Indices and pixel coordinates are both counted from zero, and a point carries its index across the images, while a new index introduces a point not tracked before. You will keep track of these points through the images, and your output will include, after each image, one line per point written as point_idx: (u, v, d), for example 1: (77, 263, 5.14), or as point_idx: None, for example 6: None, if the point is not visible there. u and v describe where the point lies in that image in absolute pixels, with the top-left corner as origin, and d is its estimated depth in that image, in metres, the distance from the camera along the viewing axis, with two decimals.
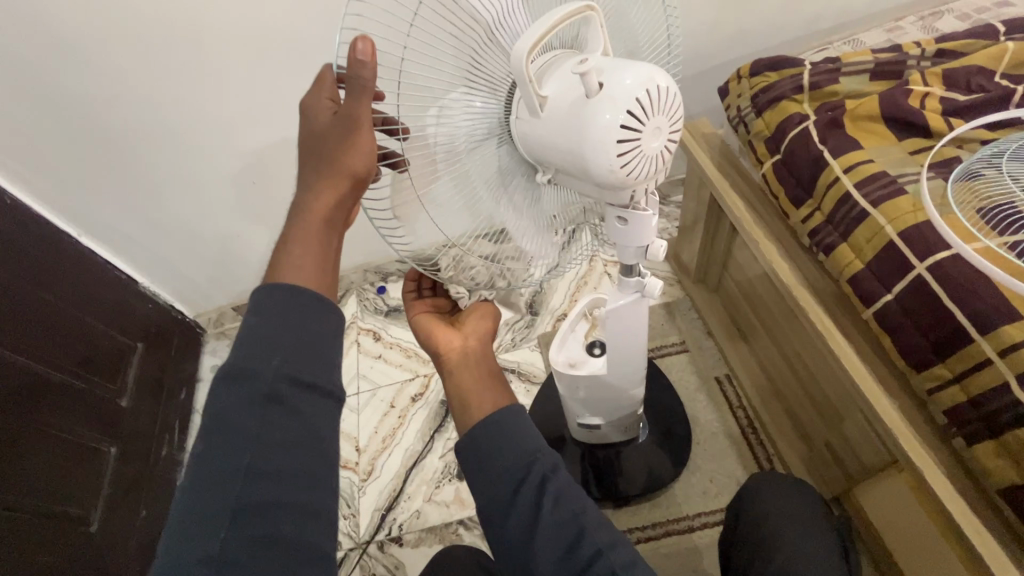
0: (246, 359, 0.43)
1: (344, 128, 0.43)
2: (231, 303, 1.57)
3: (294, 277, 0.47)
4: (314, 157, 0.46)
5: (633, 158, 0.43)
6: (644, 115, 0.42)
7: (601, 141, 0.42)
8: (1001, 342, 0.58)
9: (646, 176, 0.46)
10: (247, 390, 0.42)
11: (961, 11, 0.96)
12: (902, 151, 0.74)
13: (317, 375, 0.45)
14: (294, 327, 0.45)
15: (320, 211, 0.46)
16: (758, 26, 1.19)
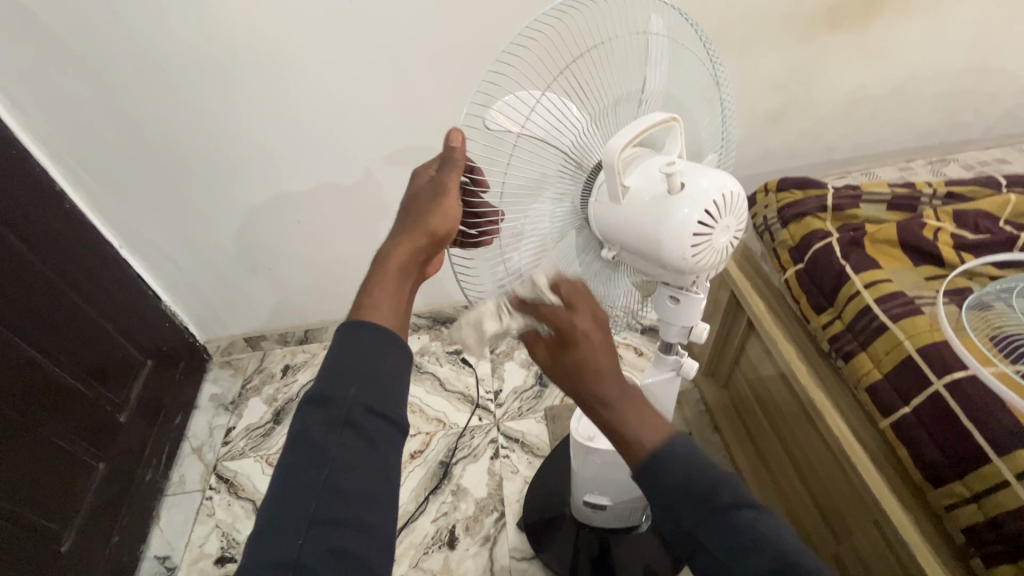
0: (329, 386, 0.46)
1: (433, 191, 0.50)
2: (244, 333, 1.58)
3: (372, 316, 0.48)
4: (404, 214, 0.51)
5: (703, 250, 0.49)
6: (716, 215, 0.48)
7: (678, 232, 0.48)
8: (1017, 467, 0.60)
9: (709, 266, 0.51)
10: (328, 415, 0.45)
11: (966, 161, 1.08)
12: (917, 276, 0.81)
13: (389, 407, 0.46)
14: (373, 360, 0.47)
15: (398, 258, 0.49)
16: (781, 148, 1.32)
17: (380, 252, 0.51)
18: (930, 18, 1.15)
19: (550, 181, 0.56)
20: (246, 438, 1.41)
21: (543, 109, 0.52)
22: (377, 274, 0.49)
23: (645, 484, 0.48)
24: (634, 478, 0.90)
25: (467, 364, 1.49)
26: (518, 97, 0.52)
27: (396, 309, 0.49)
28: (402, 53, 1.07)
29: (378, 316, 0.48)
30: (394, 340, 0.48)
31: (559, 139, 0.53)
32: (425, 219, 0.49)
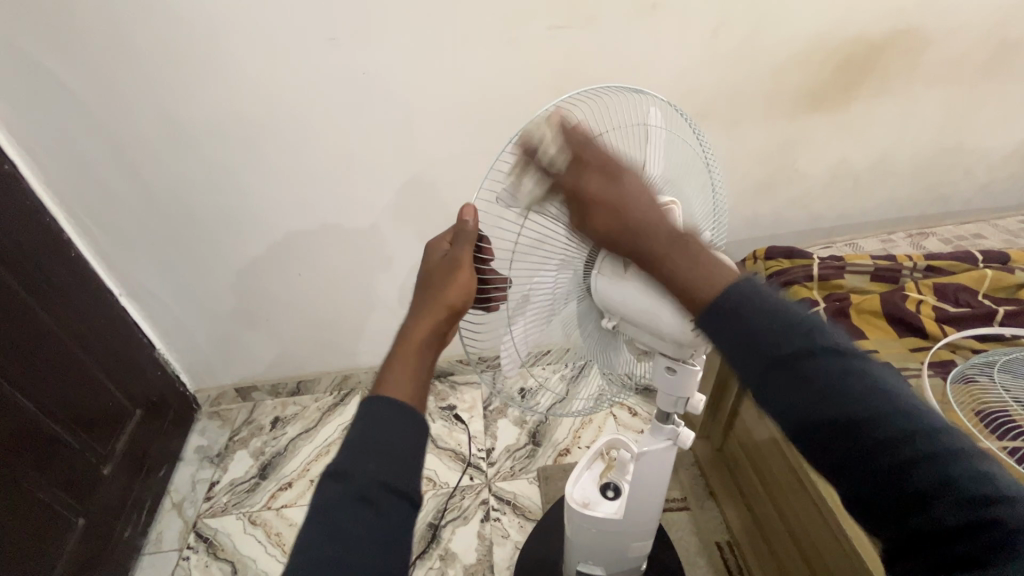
0: (349, 463, 0.47)
1: (448, 267, 0.53)
2: (235, 383, 1.57)
3: (391, 393, 0.50)
4: (421, 292, 0.54)
5: (698, 324, 0.51)
6: None
7: (677, 309, 0.50)
8: None
9: (704, 340, 0.53)
10: (344, 489, 0.46)
11: (944, 235, 1.13)
12: (904, 346, 0.84)
13: (406, 483, 0.48)
14: (394, 438, 0.48)
15: (420, 334, 0.52)
16: (769, 216, 1.37)
17: (402, 329, 0.53)
18: (902, 102, 1.23)
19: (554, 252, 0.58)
20: (229, 493, 1.37)
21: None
22: (400, 351, 0.52)
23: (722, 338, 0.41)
24: (628, 547, 0.88)
25: (459, 420, 1.47)
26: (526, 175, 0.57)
27: (414, 384, 0.51)
28: (409, 121, 1.13)
29: (402, 392, 0.51)
30: (415, 414, 0.50)
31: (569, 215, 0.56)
32: (442, 294, 0.52)
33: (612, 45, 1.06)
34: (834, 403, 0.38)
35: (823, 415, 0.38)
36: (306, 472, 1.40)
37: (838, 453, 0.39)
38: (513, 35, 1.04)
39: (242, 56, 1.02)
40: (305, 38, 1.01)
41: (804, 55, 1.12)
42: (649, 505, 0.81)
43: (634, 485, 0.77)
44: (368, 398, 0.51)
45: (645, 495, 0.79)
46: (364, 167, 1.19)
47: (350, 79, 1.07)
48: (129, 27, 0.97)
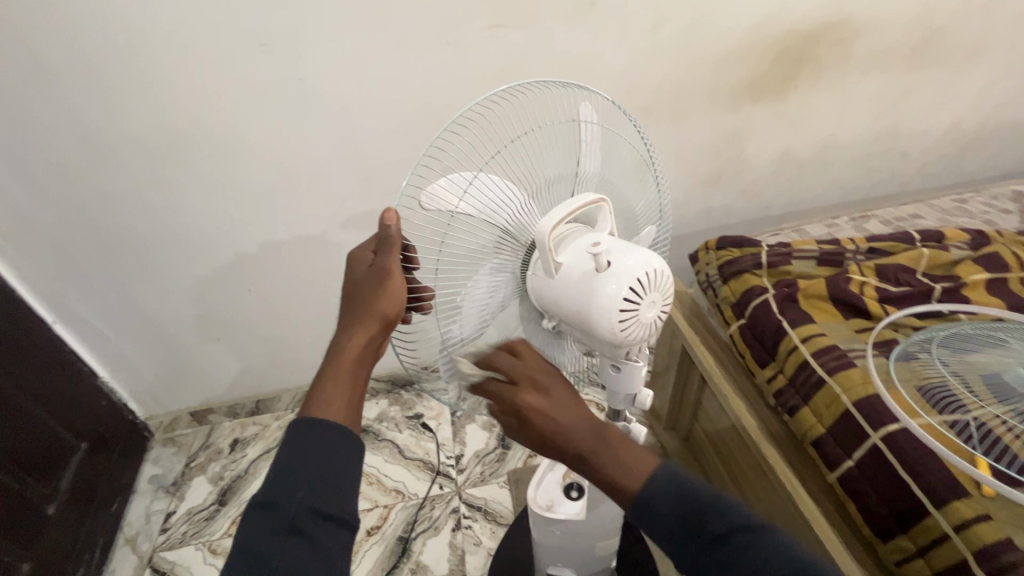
0: (275, 492, 0.46)
1: (378, 277, 0.51)
2: (188, 408, 1.50)
3: (323, 412, 0.49)
4: (351, 304, 0.51)
5: (631, 323, 0.50)
6: (642, 291, 0.49)
7: (607, 308, 0.49)
8: (955, 519, 0.62)
9: (640, 339, 0.52)
10: (272, 520, 0.45)
11: (884, 217, 1.16)
12: (849, 328, 0.85)
13: (334, 507, 0.47)
14: (325, 465, 0.47)
15: (352, 350, 0.50)
16: (721, 206, 1.40)
17: (334, 344, 0.51)
18: (839, 91, 1.27)
19: (486, 255, 0.57)
20: (188, 522, 1.30)
21: (478, 190, 0.54)
22: (332, 367, 0.50)
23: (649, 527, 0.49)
24: (594, 546, 0.88)
25: (427, 429, 1.45)
26: (454, 174, 0.53)
27: (350, 400, 0.50)
28: (353, 128, 1.10)
29: (334, 413, 0.49)
30: (348, 434, 0.49)
31: (500, 219, 0.55)
32: (372, 305, 0.50)
33: (554, 44, 1.06)
34: (699, 534, 0.47)
35: None
36: None
37: None
38: (454, 36, 1.02)
39: (168, 68, 0.97)
40: (234, 47, 0.97)
41: (741, 49, 1.14)
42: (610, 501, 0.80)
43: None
44: (297, 420, 0.49)
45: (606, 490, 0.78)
46: (310, 176, 1.15)
47: (288, 86, 1.03)
48: (41, 41, 0.91)
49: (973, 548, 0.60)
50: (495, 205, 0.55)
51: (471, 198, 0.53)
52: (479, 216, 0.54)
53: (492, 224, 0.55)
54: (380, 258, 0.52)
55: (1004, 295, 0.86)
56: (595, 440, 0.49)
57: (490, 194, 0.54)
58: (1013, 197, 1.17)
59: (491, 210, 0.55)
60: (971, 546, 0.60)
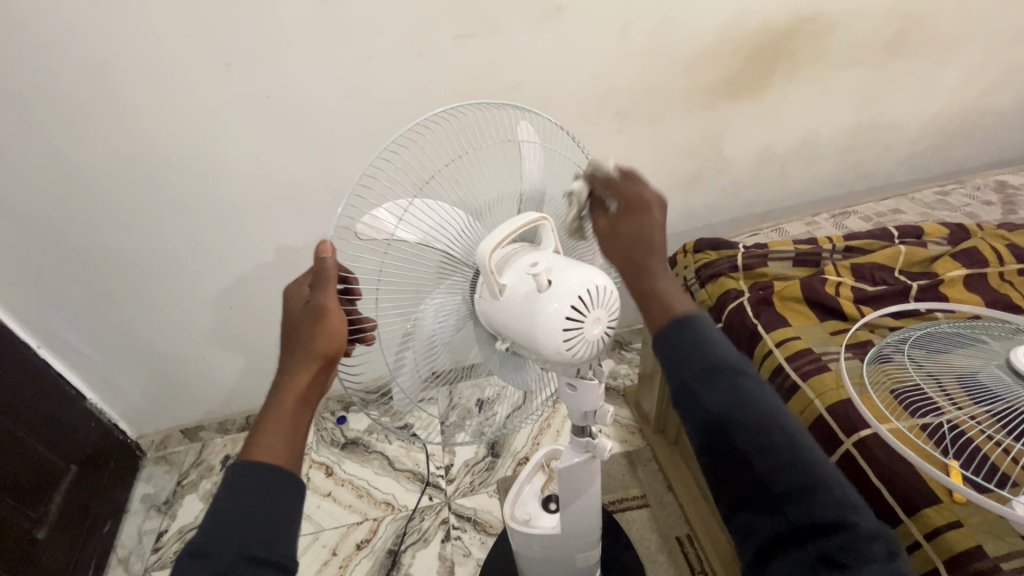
0: (211, 538, 0.45)
1: (314, 316, 0.50)
2: (179, 425, 1.51)
3: (267, 453, 0.49)
4: (290, 345, 0.51)
5: (576, 341, 0.50)
6: (585, 308, 0.49)
7: (550, 329, 0.48)
8: (926, 527, 0.60)
9: (588, 356, 0.52)
10: (203, 567, 0.44)
11: (865, 213, 1.15)
12: (824, 331, 0.84)
13: (275, 551, 0.46)
14: (263, 509, 0.47)
15: (295, 392, 0.50)
16: (703, 207, 1.38)
17: (277, 384, 0.51)
18: (817, 86, 1.26)
19: (430, 285, 0.57)
20: (179, 541, 1.31)
21: (415, 214, 0.53)
22: (275, 408, 0.50)
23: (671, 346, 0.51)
24: (575, 558, 0.87)
25: (416, 440, 1.45)
26: (391, 201, 0.52)
27: (294, 440, 0.51)
28: (325, 143, 1.10)
29: (277, 453, 0.49)
30: (294, 476, 0.50)
31: (439, 243, 0.54)
32: (312, 345, 0.49)
33: (523, 52, 1.05)
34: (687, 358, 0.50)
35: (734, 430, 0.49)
36: None
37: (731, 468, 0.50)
38: (420, 47, 1.01)
39: (136, 91, 0.97)
40: (199, 68, 0.97)
41: (713, 49, 1.13)
42: (585, 513, 0.79)
43: (572, 496, 0.77)
44: (239, 463, 0.49)
45: (581, 502, 0.78)
46: (283, 193, 1.15)
47: (257, 105, 1.02)
48: (8, 70, 0.92)
49: (943, 556, 0.58)
50: (436, 229, 0.54)
51: (410, 222, 0.52)
52: (416, 242, 0.53)
53: (433, 248, 0.55)
54: (316, 297, 0.50)
55: (981, 292, 0.85)
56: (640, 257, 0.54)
57: (430, 217, 0.53)
58: (995, 187, 1.16)
59: (433, 233, 0.54)
60: (942, 555, 0.58)
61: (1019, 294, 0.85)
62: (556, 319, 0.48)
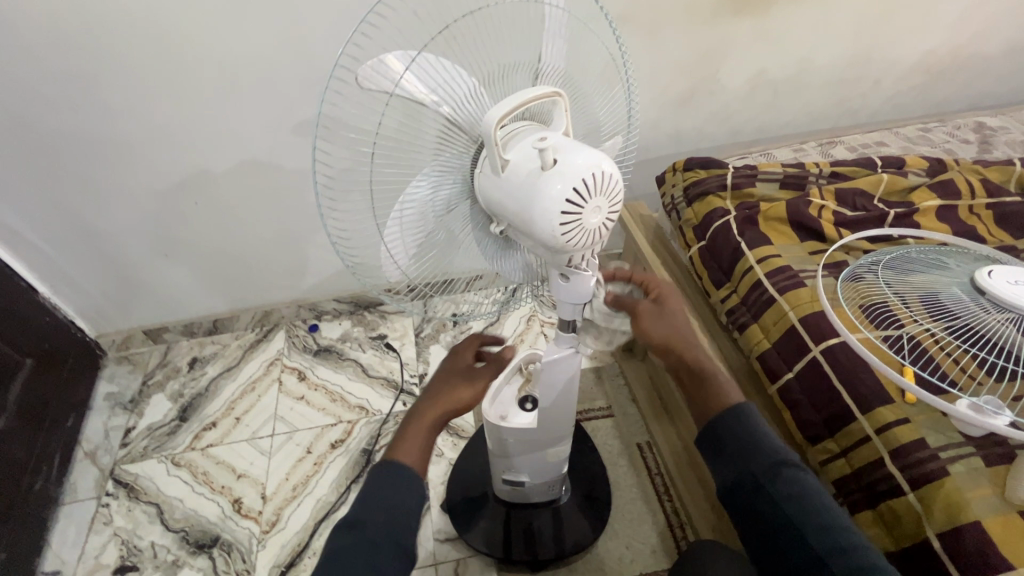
0: (360, 512, 0.58)
1: (469, 377, 0.68)
2: (142, 325, 1.46)
3: (404, 453, 0.61)
4: (439, 387, 0.67)
5: (574, 229, 0.48)
6: (587, 194, 0.47)
7: (548, 210, 0.47)
8: (877, 423, 0.66)
9: (583, 246, 0.51)
10: (356, 535, 0.56)
11: (850, 144, 1.16)
12: (803, 250, 0.87)
13: (405, 538, 0.58)
14: (396, 500, 0.59)
15: (435, 413, 0.64)
16: (693, 130, 1.36)
17: (419, 406, 0.65)
18: (820, 9, 1.22)
19: (429, 154, 0.55)
20: (148, 437, 1.30)
21: (423, 68, 0.51)
22: (415, 424, 0.63)
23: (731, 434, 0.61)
24: (546, 452, 0.92)
25: (390, 350, 1.46)
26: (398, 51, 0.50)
27: (421, 451, 0.62)
28: (301, 20, 1.00)
29: (411, 457, 0.61)
30: (415, 478, 0.60)
31: (445, 104, 0.52)
32: (462, 390, 0.66)
33: None
34: (746, 450, 0.60)
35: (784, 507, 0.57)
36: (231, 411, 1.35)
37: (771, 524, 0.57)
38: None
39: None
40: None
41: None
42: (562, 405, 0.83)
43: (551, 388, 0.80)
44: (384, 456, 0.61)
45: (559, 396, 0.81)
46: (255, 76, 1.05)
47: None
48: None
49: (890, 447, 0.64)
50: (442, 87, 0.52)
51: (415, 77, 0.51)
52: (423, 99, 0.52)
53: (436, 110, 0.52)
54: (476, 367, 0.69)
55: (951, 221, 0.89)
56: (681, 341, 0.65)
57: (435, 76, 0.51)
58: (975, 128, 1.18)
59: (437, 90, 0.52)
60: (888, 446, 0.64)
61: (984, 226, 0.89)
62: (556, 200, 0.47)
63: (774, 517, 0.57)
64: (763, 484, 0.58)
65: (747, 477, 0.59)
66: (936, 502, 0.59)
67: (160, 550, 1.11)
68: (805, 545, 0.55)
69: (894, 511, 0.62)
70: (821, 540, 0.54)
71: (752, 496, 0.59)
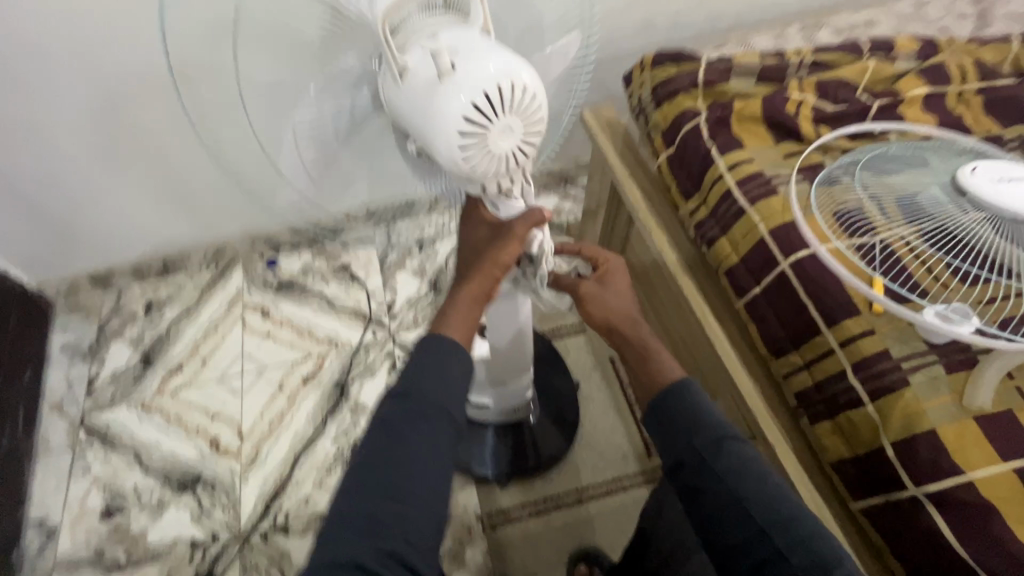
0: (405, 385, 0.52)
1: (504, 237, 0.59)
2: (87, 271, 1.37)
3: (449, 332, 0.55)
4: (476, 257, 0.60)
5: (475, 150, 0.46)
6: (492, 112, 0.44)
7: (445, 128, 0.45)
8: (842, 336, 0.64)
9: (493, 171, 0.49)
10: (408, 407, 0.51)
11: (837, 25, 1.04)
12: (778, 153, 0.80)
13: (453, 407, 0.53)
14: (444, 386, 0.52)
15: (477, 286, 0.58)
16: (665, 17, 1.21)
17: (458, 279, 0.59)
18: None
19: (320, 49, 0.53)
20: (114, 385, 1.27)
21: None
22: (460, 297, 0.58)
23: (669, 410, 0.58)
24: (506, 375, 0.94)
25: (356, 280, 1.41)
26: None
27: (469, 322, 0.57)
28: None
29: (454, 329, 0.56)
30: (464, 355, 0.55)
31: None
32: (500, 253, 0.59)
33: None
34: (682, 430, 0.56)
35: (732, 481, 0.52)
36: (196, 352, 1.31)
37: (711, 499, 0.53)
38: None
39: None
40: None
41: None
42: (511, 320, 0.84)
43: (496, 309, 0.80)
44: (426, 339, 0.55)
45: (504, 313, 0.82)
46: None
47: None
48: None
49: (853, 360, 0.63)
50: None
51: None
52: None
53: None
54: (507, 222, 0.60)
55: (939, 111, 0.82)
56: (624, 317, 0.67)
57: None
58: None
59: None
60: (852, 359, 0.63)
61: (973, 115, 0.82)
62: (456, 116, 0.44)
63: (716, 494, 0.53)
64: (706, 460, 0.54)
65: (688, 455, 0.55)
66: (892, 412, 0.59)
67: (144, 491, 1.13)
68: (748, 518, 0.51)
69: (854, 422, 0.62)
70: (763, 511, 0.50)
71: (697, 473, 0.54)
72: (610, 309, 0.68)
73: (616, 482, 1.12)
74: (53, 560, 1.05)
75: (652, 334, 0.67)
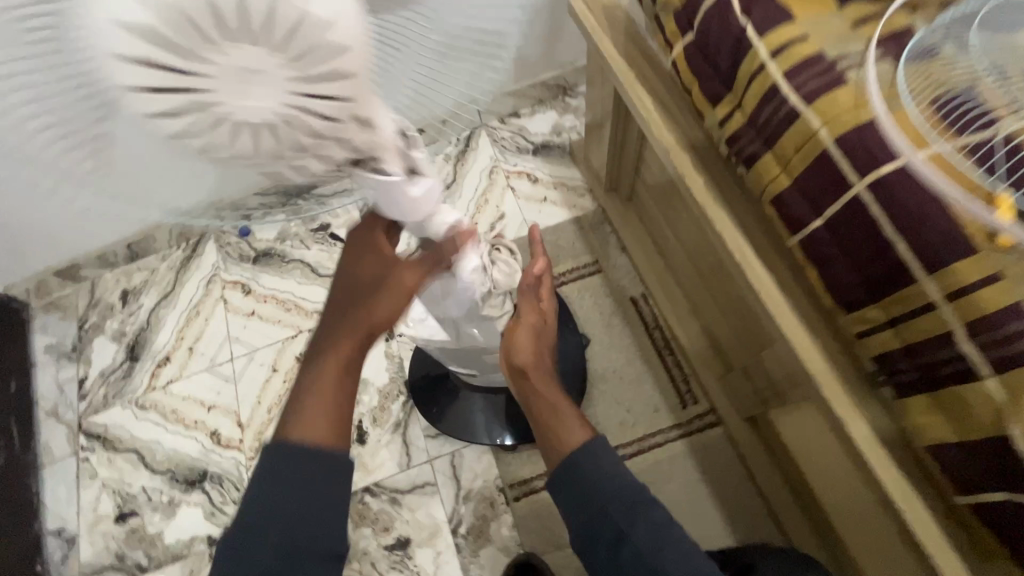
0: (273, 478, 0.56)
1: (380, 288, 0.60)
2: (50, 267, 1.25)
3: (303, 434, 0.57)
4: (353, 302, 0.60)
5: (197, 118, 0.25)
6: (205, 46, 0.23)
7: (115, 76, 0.23)
8: (950, 284, 0.45)
9: (261, 153, 0.28)
10: (285, 496, 0.55)
11: None
12: (844, 21, 0.56)
13: (332, 523, 0.56)
14: (325, 473, 0.57)
15: (337, 368, 0.59)
16: None
17: (318, 346, 0.61)
18: None
19: None
20: (105, 385, 1.20)
21: None
22: (323, 380, 0.59)
23: (562, 478, 0.68)
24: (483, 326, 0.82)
25: (337, 241, 1.26)
26: None
27: (336, 412, 0.59)
28: None
29: (322, 435, 0.57)
30: (339, 453, 0.58)
31: None
32: (378, 310, 0.59)
33: None
34: (581, 497, 0.66)
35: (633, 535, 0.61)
36: (181, 341, 1.22)
37: (602, 539, 0.64)
38: None
39: None
40: None
41: None
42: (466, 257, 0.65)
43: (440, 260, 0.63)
44: (280, 443, 0.57)
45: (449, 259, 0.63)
46: None
47: None
48: None
49: (967, 319, 0.45)
50: None
51: None
52: None
53: None
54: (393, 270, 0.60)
55: None
56: (536, 361, 0.79)
57: None
58: None
59: None
60: (965, 317, 0.45)
61: None
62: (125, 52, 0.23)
63: (643, 558, 0.60)
64: (622, 525, 0.62)
65: (607, 506, 0.64)
66: None
67: (154, 492, 1.08)
68: (642, 564, 0.60)
69: (962, 399, 0.46)
70: (654, 554, 0.60)
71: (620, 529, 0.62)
72: (533, 352, 0.79)
73: (649, 439, 1.00)
74: (78, 568, 1.04)
75: (555, 381, 0.80)
